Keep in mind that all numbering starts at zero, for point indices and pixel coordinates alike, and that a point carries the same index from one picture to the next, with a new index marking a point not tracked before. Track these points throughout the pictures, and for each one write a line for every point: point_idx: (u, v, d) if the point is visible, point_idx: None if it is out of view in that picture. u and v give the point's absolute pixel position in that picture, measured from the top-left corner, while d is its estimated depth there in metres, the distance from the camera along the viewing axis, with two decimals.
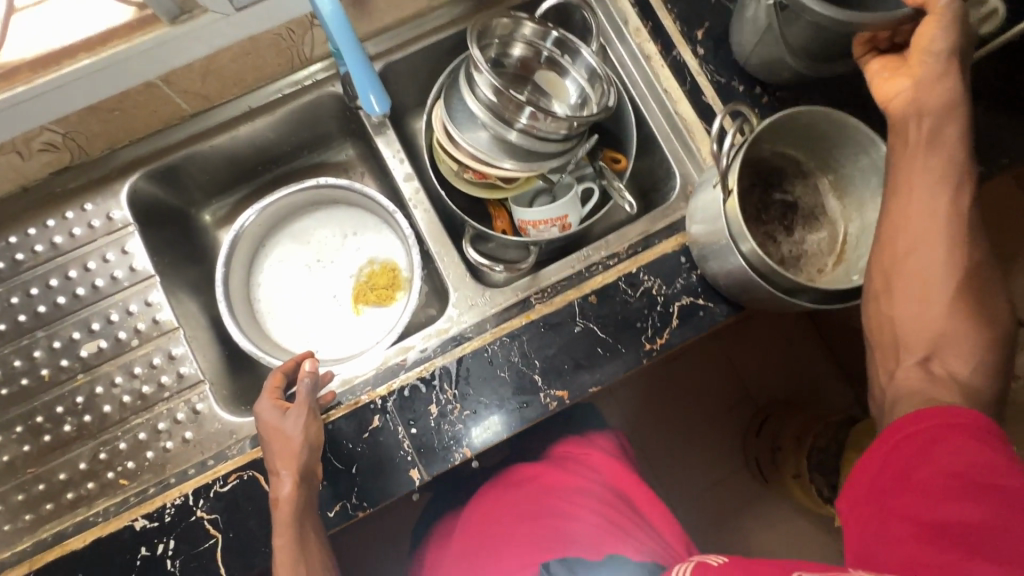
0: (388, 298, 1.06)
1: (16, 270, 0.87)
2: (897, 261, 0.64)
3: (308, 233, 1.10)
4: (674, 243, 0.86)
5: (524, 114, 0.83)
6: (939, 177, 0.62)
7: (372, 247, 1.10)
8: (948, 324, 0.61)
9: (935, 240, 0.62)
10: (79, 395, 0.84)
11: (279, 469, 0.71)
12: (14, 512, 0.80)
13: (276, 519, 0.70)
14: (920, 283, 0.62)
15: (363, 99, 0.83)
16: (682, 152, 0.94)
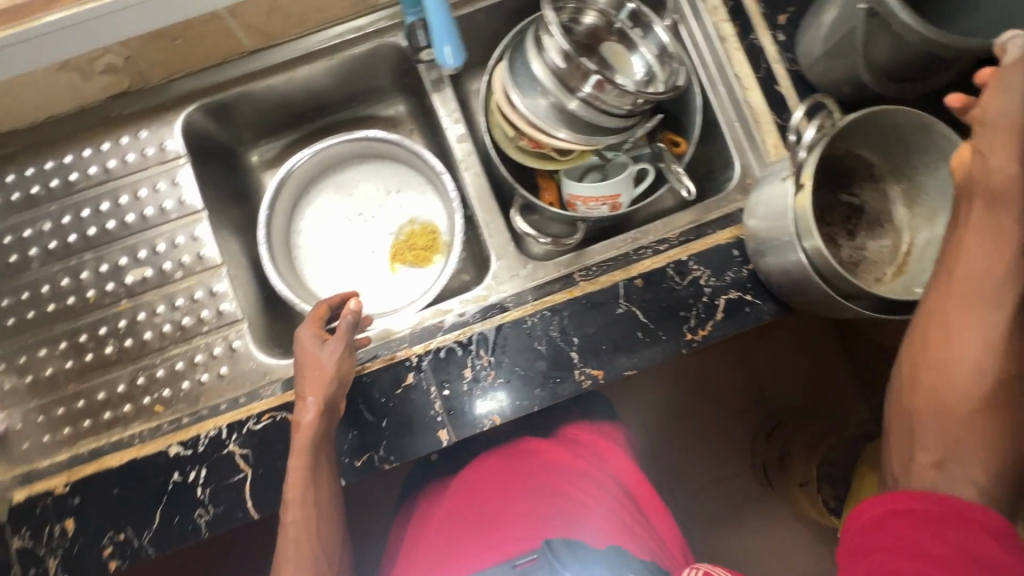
0: (425, 260, 1.06)
1: (69, 190, 0.88)
2: (926, 351, 0.63)
3: (351, 186, 1.09)
4: (728, 235, 0.84)
5: (589, 83, 0.81)
6: (986, 268, 0.60)
7: (414, 207, 1.08)
8: (965, 430, 0.59)
9: (970, 341, 0.60)
10: (122, 319, 0.86)
11: (306, 395, 0.73)
12: (54, 424, 0.83)
13: (297, 444, 0.73)
14: (944, 381, 0.61)
15: (438, 50, 0.80)
16: (744, 143, 0.91)
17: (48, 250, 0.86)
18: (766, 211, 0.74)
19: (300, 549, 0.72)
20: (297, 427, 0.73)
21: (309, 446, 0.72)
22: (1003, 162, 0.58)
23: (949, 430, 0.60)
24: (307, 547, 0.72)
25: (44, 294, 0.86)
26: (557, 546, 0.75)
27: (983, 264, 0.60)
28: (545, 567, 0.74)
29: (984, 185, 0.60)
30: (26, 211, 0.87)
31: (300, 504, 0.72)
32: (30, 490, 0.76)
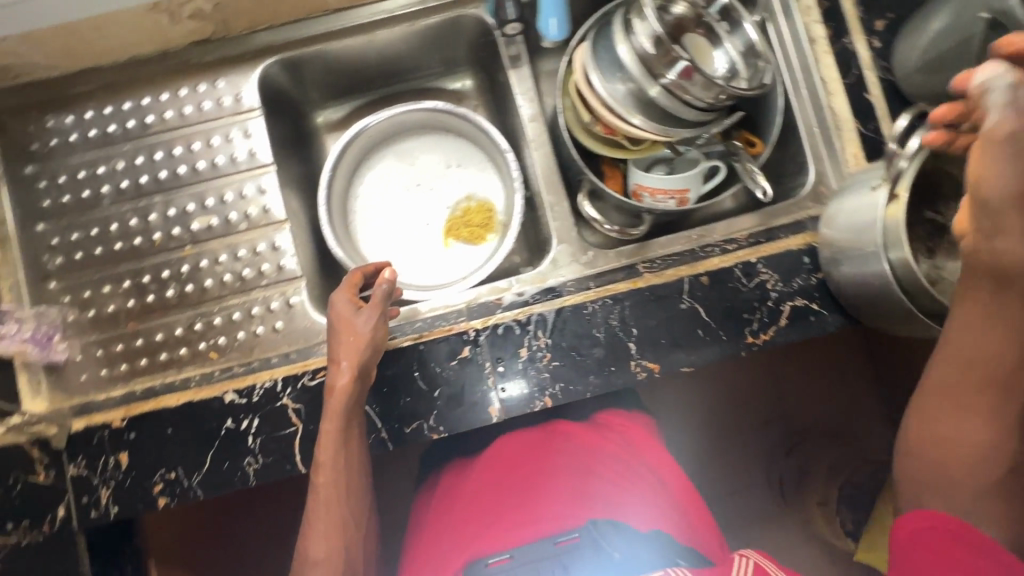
0: (477, 238, 1.06)
1: (144, 131, 0.88)
2: (934, 414, 0.62)
3: (412, 156, 1.08)
4: (799, 241, 0.82)
5: (674, 70, 0.80)
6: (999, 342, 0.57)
7: (473, 183, 1.08)
8: (978, 502, 0.58)
9: (986, 413, 0.59)
10: (184, 264, 0.87)
11: (340, 358, 0.73)
12: (112, 359, 0.85)
13: (327, 407, 0.73)
14: (955, 449, 0.60)
15: (544, 21, 0.87)
16: (822, 150, 0.89)
17: (120, 189, 0.87)
18: (848, 219, 0.72)
19: (330, 505, 0.73)
20: (329, 390, 0.73)
21: (342, 410, 0.72)
22: (1009, 246, 0.53)
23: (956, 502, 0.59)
24: (337, 504, 0.73)
25: (112, 232, 0.87)
26: (601, 529, 0.77)
27: (996, 334, 0.57)
28: (590, 547, 0.75)
29: (986, 263, 0.55)
30: (100, 148, 0.88)
31: (332, 464, 0.73)
32: (88, 421, 0.78)
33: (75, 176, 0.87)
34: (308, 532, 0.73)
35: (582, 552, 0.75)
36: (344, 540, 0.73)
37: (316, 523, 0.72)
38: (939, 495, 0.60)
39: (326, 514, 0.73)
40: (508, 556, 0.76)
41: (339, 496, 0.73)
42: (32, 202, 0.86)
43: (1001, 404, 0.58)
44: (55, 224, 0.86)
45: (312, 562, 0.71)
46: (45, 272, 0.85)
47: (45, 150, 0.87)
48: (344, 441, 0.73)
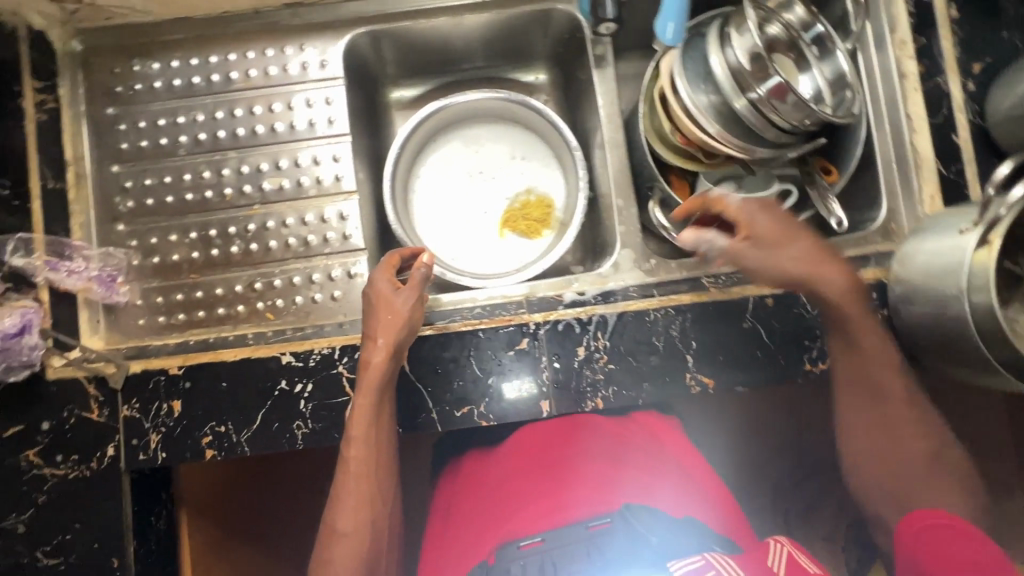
0: (533, 232, 1.06)
1: (227, 86, 0.89)
2: (857, 456, 0.77)
3: (478, 142, 1.08)
4: (871, 275, 0.82)
5: (767, 85, 0.80)
6: (881, 364, 0.75)
7: (534, 177, 1.08)
8: (928, 491, 0.71)
9: (896, 440, 0.74)
10: (251, 223, 0.87)
11: (377, 334, 0.73)
12: (171, 308, 0.86)
13: (362, 380, 0.73)
14: (880, 456, 0.75)
15: (661, 22, 0.87)
16: (898, 186, 0.88)
17: (197, 140, 0.88)
18: (931, 259, 0.72)
19: (362, 480, 0.72)
20: (364, 364, 0.74)
21: (376, 384, 0.73)
22: (834, 295, 0.74)
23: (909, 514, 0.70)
24: (367, 479, 0.72)
25: (184, 182, 0.87)
26: (635, 513, 0.67)
27: (868, 360, 0.75)
28: (625, 532, 0.65)
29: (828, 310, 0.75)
30: (182, 98, 0.88)
31: (367, 436, 0.73)
32: (146, 365, 0.78)
33: (156, 123, 0.88)
34: (337, 503, 0.71)
35: (618, 539, 0.64)
36: (370, 517, 0.71)
37: (346, 494, 0.71)
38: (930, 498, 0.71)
39: (355, 488, 0.71)
40: (539, 539, 0.66)
41: (369, 471, 0.72)
42: (110, 143, 0.87)
43: (895, 429, 0.74)
44: (130, 168, 0.87)
45: (341, 533, 0.70)
46: (116, 214, 0.87)
47: (129, 94, 0.88)
48: (376, 414, 0.74)
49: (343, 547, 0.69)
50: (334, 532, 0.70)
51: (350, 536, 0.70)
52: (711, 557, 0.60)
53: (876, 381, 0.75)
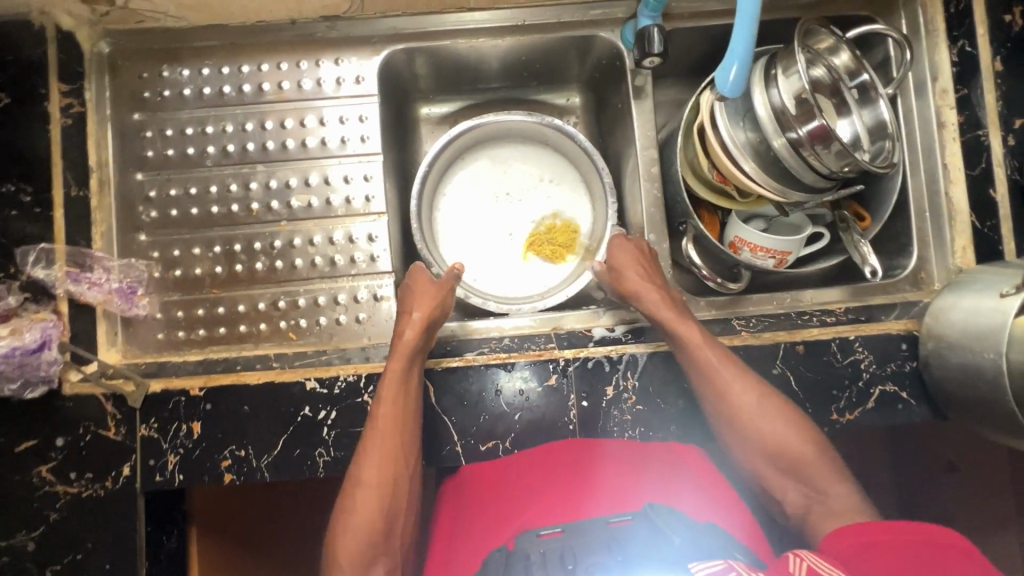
0: (557, 258, 1.04)
1: (258, 98, 0.87)
2: (739, 449, 0.75)
3: (506, 163, 1.06)
4: (902, 326, 0.81)
5: (808, 126, 0.78)
6: (732, 366, 0.75)
7: (562, 201, 1.06)
8: (832, 484, 0.70)
9: (771, 426, 0.73)
10: (277, 240, 0.86)
11: (412, 308, 0.79)
12: (191, 323, 0.84)
13: (396, 346, 0.76)
14: (772, 457, 0.73)
15: (721, 70, 0.72)
16: (929, 235, 0.88)
17: (225, 152, 0.86)
18: (971, 318, 0.72)
19: (386, 452, 0.71)
20: (399, 334, 0.77)
21: (409, 353, 0.75)
22: (670, 316, 0.78)
23: (819, 504, 0.70)
24: (393, 443, 0.72)
25: (210, 195, 0.85)
26: (658, 511, 0.61)
27: (717, 366, 0.75)
28: (646, 528, 0.60)
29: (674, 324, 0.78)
30: (212, 107, 0.86)
31: (398, 397, 0.73)
32: (167, 384, 0.76)
33: (183, 131, 0.86)
34: (362, 455, 0.72)
35: (639, 533, 0.59)
36: (392, 477, 0.71)
37: (371, 451, 0.71)
38: (842, 491, 0.69)
39: (377, 457, 0.71)
40: (561, 529, 0.62)
41: (395, 443, 0.72)
42: (135, 150, 0.85)
43: (774, 433, 0.73)
44: (155, 176, 0.85)
45: (364, 485, 0.70)
46: (138, 224, 0.84)
47: (157, 100, 0.86)
48: (405, 381, 0.74)
49: (360, 498, 0.69)
50: (354, 487, 0.70)
51: (369, 489, 0.70)
52: (733, 562, 0.49)
53: (715, 369, 0.74)
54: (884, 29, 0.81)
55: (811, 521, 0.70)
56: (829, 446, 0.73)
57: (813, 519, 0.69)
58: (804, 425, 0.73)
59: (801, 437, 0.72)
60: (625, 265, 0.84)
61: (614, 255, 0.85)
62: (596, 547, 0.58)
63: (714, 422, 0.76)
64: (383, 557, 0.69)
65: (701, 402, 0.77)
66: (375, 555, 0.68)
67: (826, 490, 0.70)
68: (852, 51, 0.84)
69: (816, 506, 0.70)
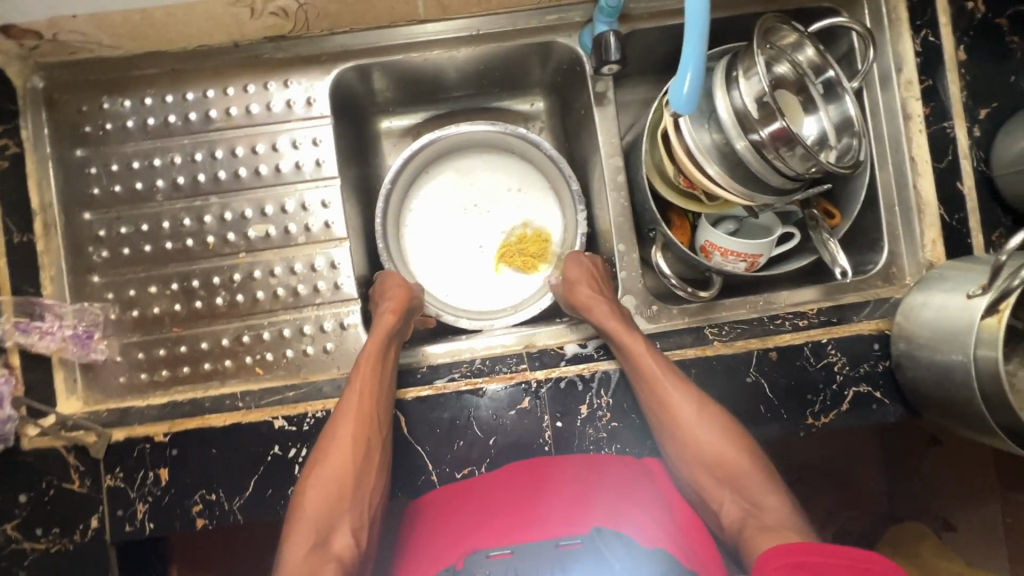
0: (530, 268, 1.00)
1: (206, 126, 0.83)
2: (678, 459, 0.74)
3: (471, 171, 1.02)
4: (873, 326, 0.81)
5: (769, 128, 0.76)
6: (674, 376, 0.75)
7: (532, 209, 1.02)
8: (765, 496, 0.70)
9: (709, 436, 0.72)
10: (237, 273, 0.83)
11: (386, 296, 0.80)
12: (153, 364, 0.81)
13: (375, 326, 0.77)
14: (709, 468, 0.72)
15: (679, 79, 0.69)
16: (899, 229, 0.87)
17: (176, 184, 0.83)
18: (940, 317, 0.71)
19: (358, 422, 0.71)
20: (378, 316, 0.78)
21: (387, 332, 0.76)
22: (614, 325, 0.78)
23: (754, 518, 0.68)
24: (366, 413, 0.71)
25: (163, 230, 0.83)
26: (605, 537, 0.59)
27: (660, 374, 0.74)
28: (590, 554, 0.58)
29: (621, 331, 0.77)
30: (158, 138, 0.83)
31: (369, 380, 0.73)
32: (130, 432, 0.74)
33: (129, 165, 0.82)
34: (324, 449, 0.71)
35: (584, 556, 0.58)
36: (364, 446, 0.70)
37: (344, 421, 0.71)
38: (775, 503, 0.69)
39: (350, 425, 0.70)
40: (510, 550, 0.60)
41: (369, 416, 0.71)
42: (80, 188, 0.82)
43: (713, 444, 0.72)
44: (103, 214, 0.82)
45: (320, 481, 0.69)
46: (90, 265, 0.81)
47: (99, 134, 0.82)
48: (383, 358, 0.75)
49: (329, 466, 0.69)
50: (324, 458, 0.70)
51: (339, 455, 0.69)
52: None
53: (658, 378, 0.74)
54: (847, 22, 0.79)
55: (745, 533, 0.67)
56: (765, 459, 0.73)
57: (746, 533, 0.67)
58: (742, 435, 0.73)
59: (738, 448, 0.72)
60: (573, 278, 0.85)
61: (567, 270, 0.86)
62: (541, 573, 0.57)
63: (654, 430, 0.75)
64: (344, 526, 0.67)
65: (643, 412, 0.76)
66: (336, 525, 0.67)
67: (760, 503, 0.69)
68: (816, 47, 0.82)
69: (751, 521, 0.68)
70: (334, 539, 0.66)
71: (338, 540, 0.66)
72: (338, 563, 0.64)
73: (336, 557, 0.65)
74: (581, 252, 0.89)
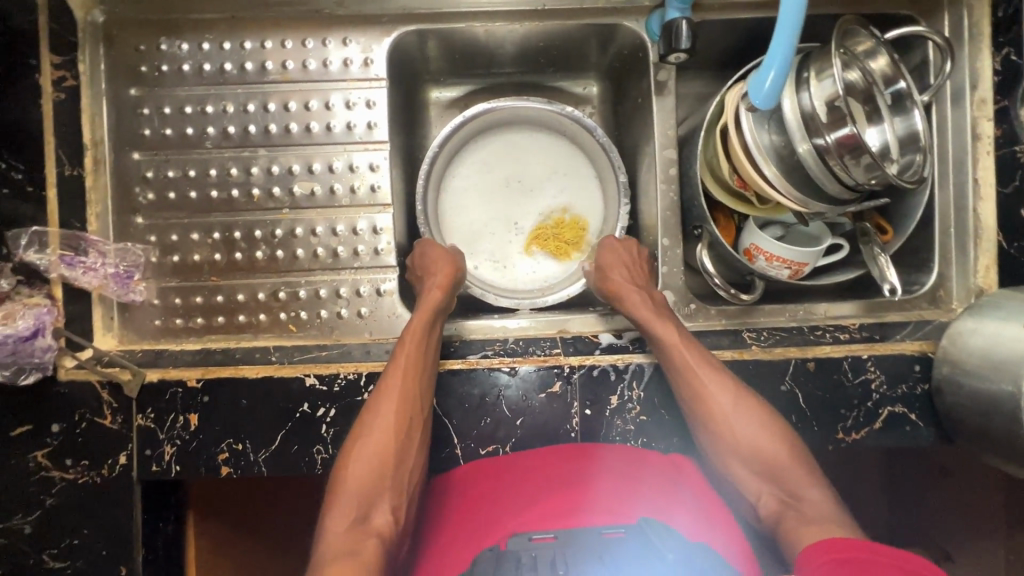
0: (563, 253, 0.98)
1: (261, 77, 0.82)
2: (712, 451, 0.73)
3: (521, 146, 0.99)
4: (917, 347, 0.79)
5: (836, 132, 0.74)
6: (710, 364, 0.74)
7: (574, 195, 0.99)
8: (806, 487, 0.69)
9: (745, 426, 0.72)
10: (279, 228, 0.83)
11: (433, 271, 0.79)
12: (189, 311, 0.82)
13: (421, 302, 0.77)
14: (746, 459, 0.71)
15: (759, 76, 0.68)
16: (953, 251, 0.85)
17: (226, 133, 0.82)
18: (993, 346, 0.69)
19: (401, 394, 0.70)
20: (424, 292, 0.78)
21: (433, 307, 0.76)
22: (648, 313, 0.78)
23: (793, 509, 0.68)
24: (410, 387, 0.70)
25: (210, 178, 0.82)
26: (654, 528, 0.60)
27: (696, 362, 0.74)
28: (638, 544, 0.58)
29: (656, 320, 0.77)
30: (212, 85, 0.82)
31: (415, 355, 0.72)
32: (163, 374, 0.74)
33: (181, 110, 0.82)
34: (365, 421, 0.70)
35: (630, 548, 0.57)
36: (406, 420, 0.69)
37: (385, 395, 0.70)
38: (817, 495, 0.68)
39: (392, 398, 0.70)
40: (554, 535, 0.60)
41: (411, 389, 0.71)
42: (132, 128, 0.81)
43: (750, 433, 0.71)
44: (152, 156, 0.82)
45: (359, 453, 0.68)
46: (135, 206, 0.81)
47: (154, 75, 0.81)
48: (427, 334, 0.75)
49: (370, 440, 0.68)
50: (366, 431, 0.69)
51: (381, 428, 0.68)
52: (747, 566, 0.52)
53: (694, 367, 0.73)
54: (926, 32, 0.76)
55: (784, 524, 0.67)
56: (805, 450, 0.72)
57: (784, 526, 0.66)
58: (780, 426, 0.72)
59: (775, 438, 0.72)
60: (611, 261, 0.85)
61: (603, 257, 0.85)
62: (586, 558, 0.56)
63: (689, 422, 0.75)
64: (384, 503, 0.65)
65: (676, 401, 0.76)
66: (378, 499, 0.65)
67: (800, 495, 0.69)
68: (890, 55, 0.78)
69: (790, 512, 0.68)
70: (374, 515, 0.64)
71: (378, 517, 0.64)
72: (378, 539, 0.62)
73: (377, 533, 0.63)
74: (625, 240, 0.87)
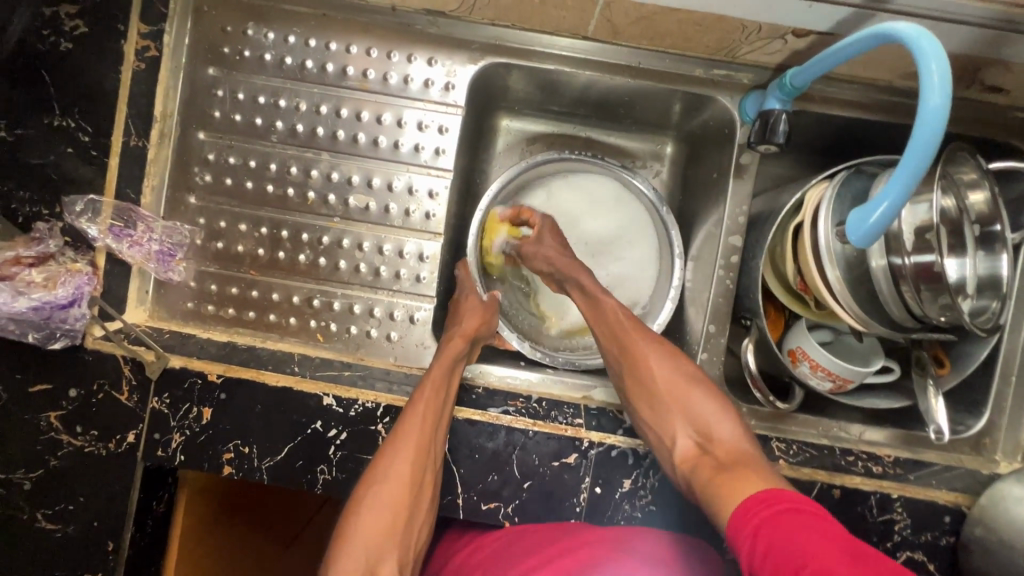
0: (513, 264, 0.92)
1: (340, 81, 0.81)
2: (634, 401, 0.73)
3: (596, 201, 0.95)
4: (949, 497, 0.76)
5: (917, 257, 0.69)
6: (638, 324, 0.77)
7: (635, 272, 0.94)
8: (719, 429, 0.68)
9: (666, 374, 0.72)
10: (326, 235, 0.82)
11: (461, 322, 0.79)
12: (223, 300, 0.81)
13: (442, 351, 0.76)
14: (663, 408, 0.71)
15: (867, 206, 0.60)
16: (1006, 401, 0.81)
17: (293, 131, 0.81)
18: None
19: (420, 443, 0.68)
20: (446, 339, 0.77)
21: (455, 355, 0.75)
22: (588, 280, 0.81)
23: (705, 450, 0.67)
24: (428, 435, 0.69)
25: (269, 172, 0.81)
26: None
27: (620, 316, 0.77)
28: None
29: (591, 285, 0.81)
30: (290, 80, 0.81)
31: (437, 401, 0.71)
32: (186, 363, 0.74)
33: (255, 99, 0.81)
34: (376, 469, 0.69)
35: None
36: (420, 471, 0.68)
37: (404, 437, 0.68)
38: (730, 436, 0.67)
39: (409, 447, 0.68)
40: None
41: (430, 436, 0.69)
42: (203, 108, 0.80)
43: (666, 378, 0.72)
44: (217, 139, 0.81)
45: (367, 504, 0.67)
46: (191, 185, 0.81)
47: (236, 59, 0.80)
48: (449, 384, 0.73)
49: (384, 488, 0.67)
50: (379, 476, 0.68)
51: (393, 481, 0.67)
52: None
53: (623, 324, 0.77)
54: None
55: (697, 468, 0.66)
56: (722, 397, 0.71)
57: (696, 473, 0.65)
58: (698, 374, 0.73)
59: (695, 386, 0.72)
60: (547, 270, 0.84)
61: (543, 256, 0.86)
62: None
63: (619, 376, 0.76)
64: (393, 558, 0.65)
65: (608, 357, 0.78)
66: (385, 555, 0.65)
67: (716, 437, 0.68)
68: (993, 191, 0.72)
69: (703, 457, 0.67)
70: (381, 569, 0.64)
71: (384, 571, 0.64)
72: None
73: None
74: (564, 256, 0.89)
